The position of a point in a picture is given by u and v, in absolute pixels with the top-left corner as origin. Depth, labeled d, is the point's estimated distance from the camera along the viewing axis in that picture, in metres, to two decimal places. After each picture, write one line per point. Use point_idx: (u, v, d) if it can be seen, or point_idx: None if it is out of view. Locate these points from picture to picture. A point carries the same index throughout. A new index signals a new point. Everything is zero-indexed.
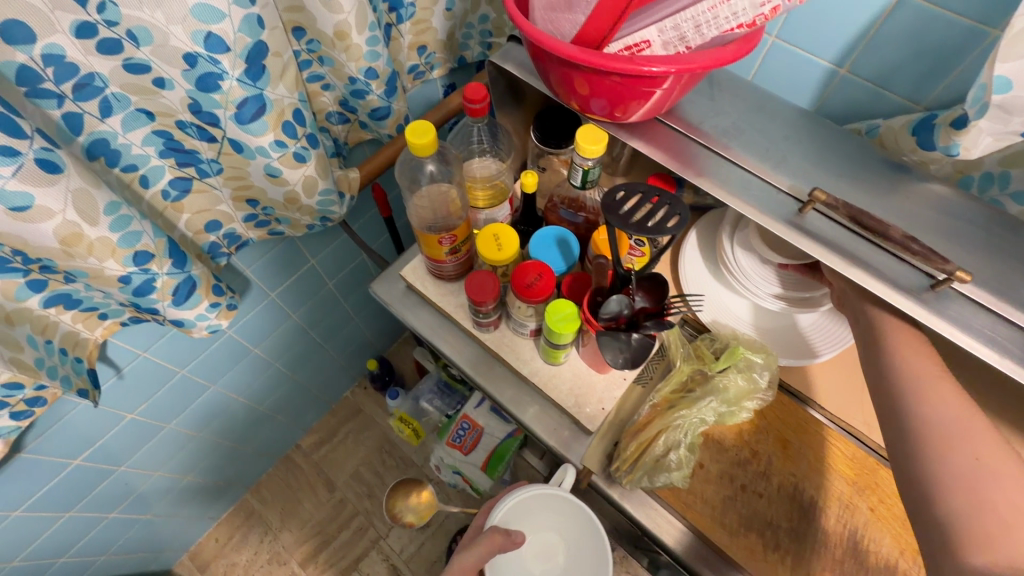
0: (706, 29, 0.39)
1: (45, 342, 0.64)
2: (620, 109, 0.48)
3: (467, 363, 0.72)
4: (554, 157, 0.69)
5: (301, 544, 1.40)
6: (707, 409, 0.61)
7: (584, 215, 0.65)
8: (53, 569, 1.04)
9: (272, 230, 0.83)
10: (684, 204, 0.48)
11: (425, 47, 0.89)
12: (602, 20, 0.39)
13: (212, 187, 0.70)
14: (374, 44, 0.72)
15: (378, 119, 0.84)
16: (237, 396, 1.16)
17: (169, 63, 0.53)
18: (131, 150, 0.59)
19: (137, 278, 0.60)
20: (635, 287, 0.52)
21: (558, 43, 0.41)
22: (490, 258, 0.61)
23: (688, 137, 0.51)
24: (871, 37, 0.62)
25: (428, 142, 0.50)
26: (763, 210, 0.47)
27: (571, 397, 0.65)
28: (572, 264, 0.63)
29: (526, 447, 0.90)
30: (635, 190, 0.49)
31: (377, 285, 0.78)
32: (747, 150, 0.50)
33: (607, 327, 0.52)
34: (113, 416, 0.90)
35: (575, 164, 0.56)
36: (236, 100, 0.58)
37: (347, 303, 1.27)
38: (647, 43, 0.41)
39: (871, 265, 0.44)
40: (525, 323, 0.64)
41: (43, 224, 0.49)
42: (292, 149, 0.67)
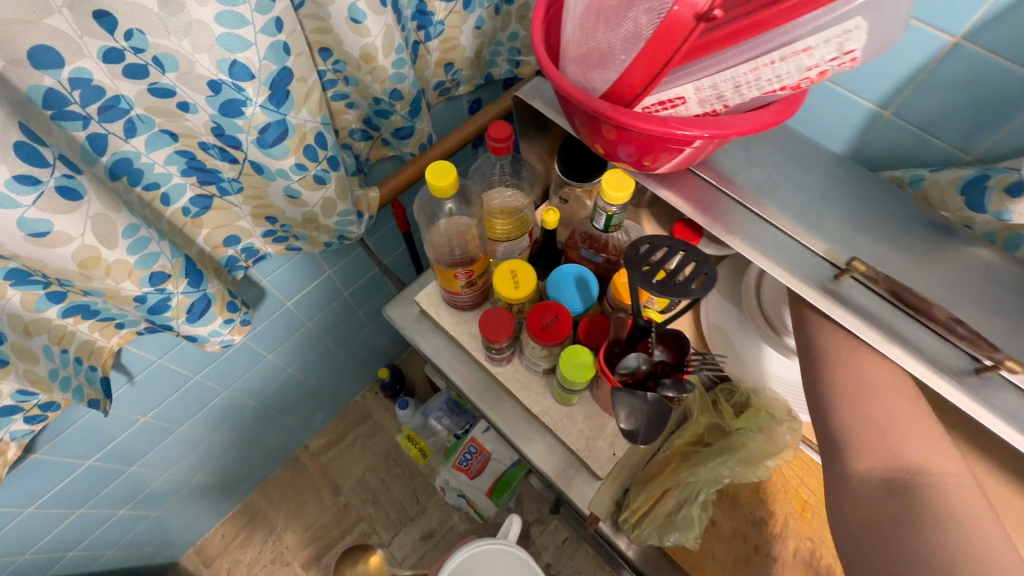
0: (747, 89, 0.37)
1: (61, 351, 0.64)
2: (649, 157, 0.46)
3: (477, 394, 0.71)
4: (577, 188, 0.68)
5: (305, 546, 1.41)
6: (723, 468, 0.57)
7: (605, 256, 0.63)
8: (63, 561, 1.06)
9: (290, 245, 0.83)
10: (712, 261, 0.45)
11: (451, 64, 0.88)
12: (636, 79, 0.37)
13: (233, 205, 0.70)
14: (400, 66, 0.71)
15: (401, 137, 0.84)
16: (248, 399, 1.16)
17: (194, 89, 0.53)
18: (154, 169, 0.59)
19: (152, 298, 0.60)
20: (655, 341, 0.50)
21: (589, 100, 0.39)
22: (506, 295, 0.60)
23: (719, 190, 0.49)
24: (919, 82, 0.58)
25: (450, 185, 0.49)
26: (796, 274, 0.44)
27: (581, 440, 0.64)
28: (590, 305, 0.61)
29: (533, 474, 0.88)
30: (661, 244, 0.47)
31: (390, 308, 0.77)
32: (782, 207, 0.47)
33: (624, 382, 0.50)
34: (127, 418, 0.91)
35: (598, 209, 0.54)
36: (259, 125, 0.58)
37: (361, 312, 1.27)
38: (682, 99, 0.39)
39: (910, 342, 0.41)
40: (539, 362, 0.62)
41: (63, 248, 0.49)
42: (313, 172, 0.66)
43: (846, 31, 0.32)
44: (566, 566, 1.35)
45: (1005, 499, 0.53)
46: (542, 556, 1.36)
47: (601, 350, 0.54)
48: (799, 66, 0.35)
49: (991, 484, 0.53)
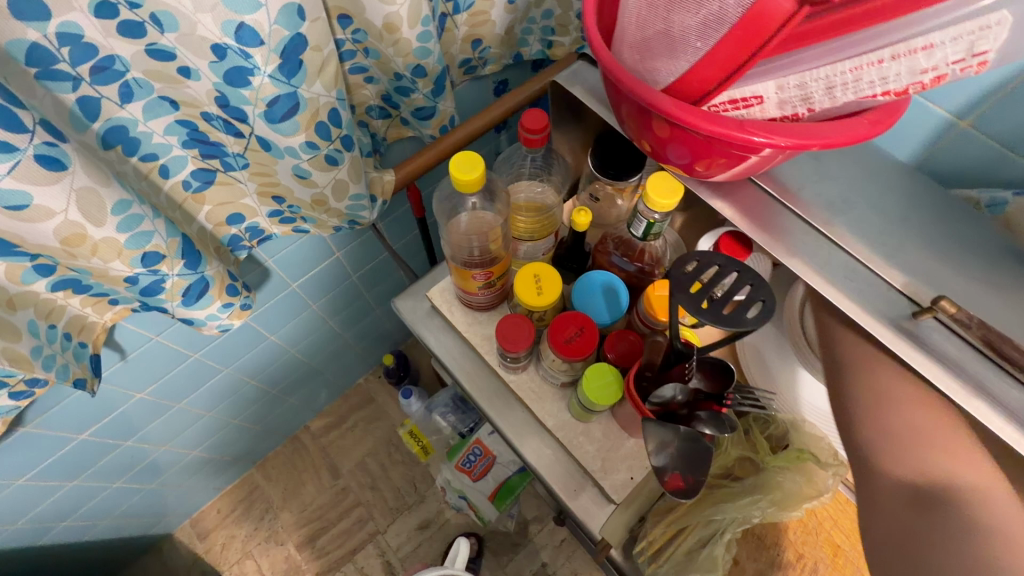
0: (840, 92, 0.31)
1: (49, 328, 0.60)
2: (702, 157, 0.41)
3: (487, 401, 0.66)
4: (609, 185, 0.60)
5: (300, 527, 1.39)
6: (753, 509, 0.53)
7: (639, 264, 0.57)
8: (56, 530, 1.04)
9: (298, 227, 0.78)
10: (770, 287, 0.40)
11: (480, 40, 0.81)
12: (710, 73, 0.31)
13: (237, 180, 0.65)
14: (426, 40, 0.64)
15: (422, 118, 0.78)
16: (249, 378, 1.13)
17: (196, 53, 0.47)
18: (152, 138, 0.54)
19: (144, 279, 0.56)
20: (693, 367, 0.44)
21: (650, 93, 0.34)
22: (528, 303, 0.55)
23: (781, 204, 0.43)
24: (1010, 90, 0.50)
25: (477, 180, 0.43)
26: (865, 308, 0.39)
27: (597, 460, 0.59)
28: (618, 318, 0.56)
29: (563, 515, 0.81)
30: (710, 262, 0.42)
31: (399, 300, 0.72)
32: (854, 231, 0.41)
33: (655, 414, 0.46)
34: (122, 394, 0.88)
35: (638, 214, 0.48)
36: (267, 97, 0.53)
37: (369, 296, 1.22)
38: (759, 98, 0.33)
39: (1000, 399, 0.35)
40: (558, 375, 0.57)
41: (45, 224, 0.45)
42: (323, 151, 0.61)
43: (982, 28, 0.26)
44: (562, 566, 1.32)
45: None
46: (539, 556, 1.33)
47: (629, 374, 0.49)
48: (913, 67, 0.28)
49: None
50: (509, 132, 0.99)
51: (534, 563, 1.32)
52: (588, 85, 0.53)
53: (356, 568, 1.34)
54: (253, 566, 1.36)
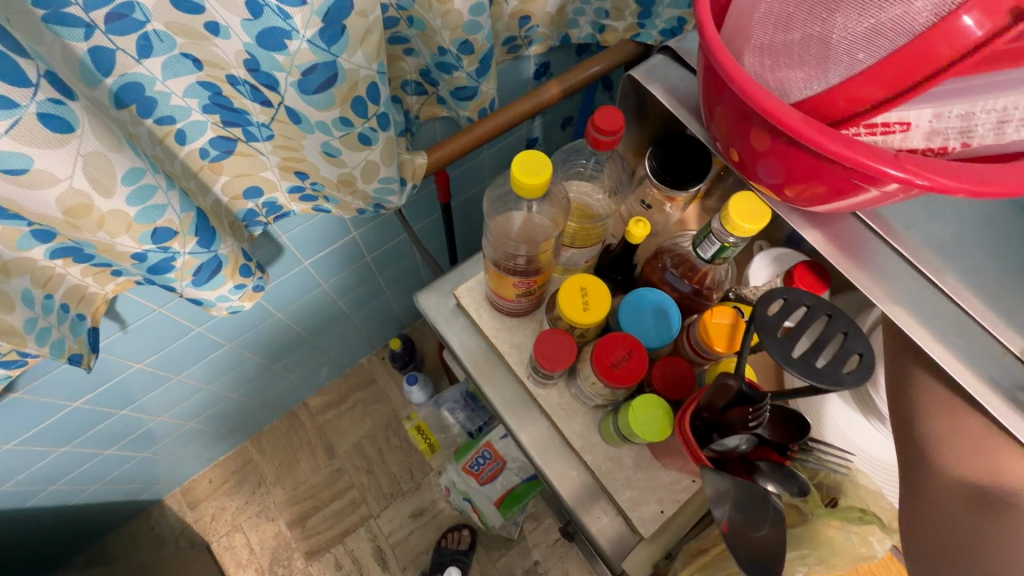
0: (1012, 130, 0.27)
1: (45, 297, 0.55)
2: (804, 184, 0.36)
3: (509, 412, 0.62)
4: (655, 190, 0.55)
5: (291, 505, 1.37)
6: (799, 565, 0.48)
7: (695, 285, 0.52)
8: (44, 494, 1.01)
9: (318, 206, 0.72)
10: (867, 337, 0.35)
11: (529, 17, 0.74)
12: (866, 91, 0.28)
13: (259, 152, 0.59)
14: (477, 14, 0.58)
15: (461, 99, 0.71)
16: (251, 354, 1.08)
17: (229, 8, 0.42)
18: (170, 100, 0.48)
19: (153, 257, 0.51)
20: (760, 415, 0.39)
21: (779, 106, 0.29)
22: (572, 318, 0.50)
23: (882, 241, 0.39)
24: None
25: (542, 186, 0.38)
26: (976, 373, 0.34)
27: (627, 490, 0.55)
28: (667, 342, 0.51)
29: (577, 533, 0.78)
30: (798, 302, 0.37)
31: (422, 295, 0.67)
32: (968, 282, 0.36)
33: (712, 460, 0.41)
34: (120, 364, 0.83)
35: (711, 236, 0.43)
36: (303, 65, 0.47)
37: (381, 277, 1.17)
38: (907, 126, 0.29)
39: None
40: (595, 395, 0.53)
41: (46, 191, 0.40)
42: (358, 129, 0.55)
43: None
44: (554, 566, 1.30)
45: None
46: (531, 554, 1.31)
47: (682, 410, 0.44)
48: None
49: None
50: (545, 119, 0.92)
51: (526, 561, 1.30)
52: (668, 83, 0.47)
53: (346, 550, 1.32)
54: (242, 540, 1.34)
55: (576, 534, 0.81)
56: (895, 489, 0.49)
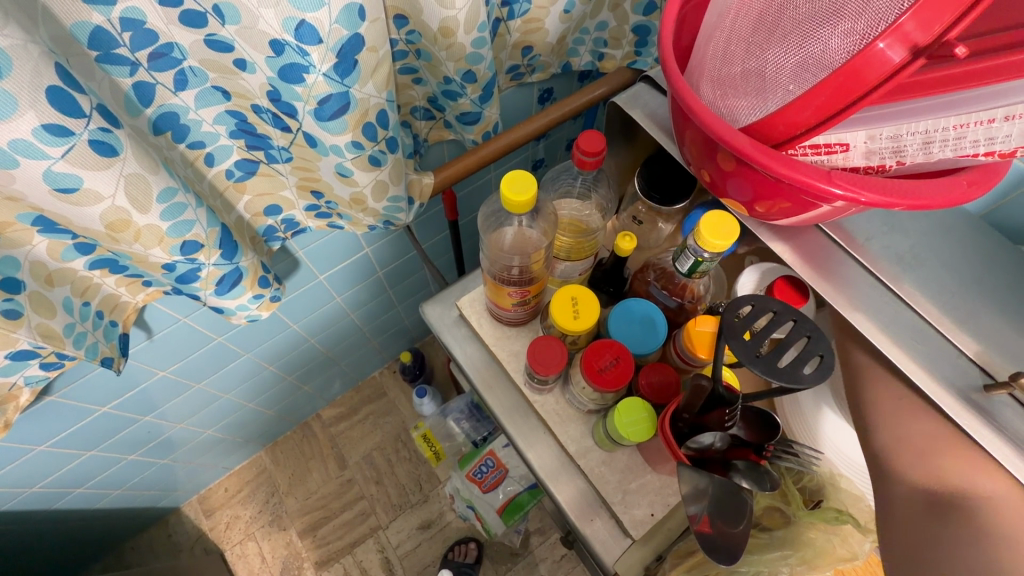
0: (938, 148, 0.31)
1: (82, 305, 0.61)
2: (765, 201, 0.39)
3: (506, 417, 0.64)
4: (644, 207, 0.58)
5: (303, 514, 1.40)
6: (781, 565, 0.49)
7: (679, 299, 0.55)
8: (70, 497, 1.06)
9: (333, 223, 0.77)
10: (830, 340, 0.38)
11: (530, 47, 0.79)
12: (800, 116, 0.31)
13: (279, 173, 0.64)
14: (479, 46, 0.63)
15: (466, 123, 0.77)
16: (268, 364, 1.13)
17: (254, 47, 0.47)
18: (201, 126, 0.54)
19: (181, 267, 0.56)
20: (734, 415, 0.42)
21: (729, 132, 0.33)
22: (564, 326, 0.53)
23: (846, 253, 0.42)
24: None
25: (528, 201, 0.42)
26: (933, 375, 0.36)
27: (618, 492, 0.57)
28: (654, 350, 0.53)
29: (576, 541, 0.80)
30: (766, 308, 0.40)
31: (427, 306, 0.71)
32: (925, 291, 0.39)
33: (691, 457, 0.44)
34: (146, 371, 0.89)
35: (687, 251, 0.46)
36: (319, 96, 0.52)
37: (392, 292, 1.22)
38: (845, 146, 0.33)
39: None
40: (586, 401, 0.56)
41: (92, 208, 0.45)
42: (368, 152, 0.60)
43: None
44: None
45: None
46: (537, 569, 1.31)
47: (664, 412, 0.46)
48: None
49: None
50: (549, 142, 0.97)
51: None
52: (648, 107, 0.52)
53: (355, 560, 1.34)
54: (255, 548, 1.37)
55: (576, 543, 0.82)
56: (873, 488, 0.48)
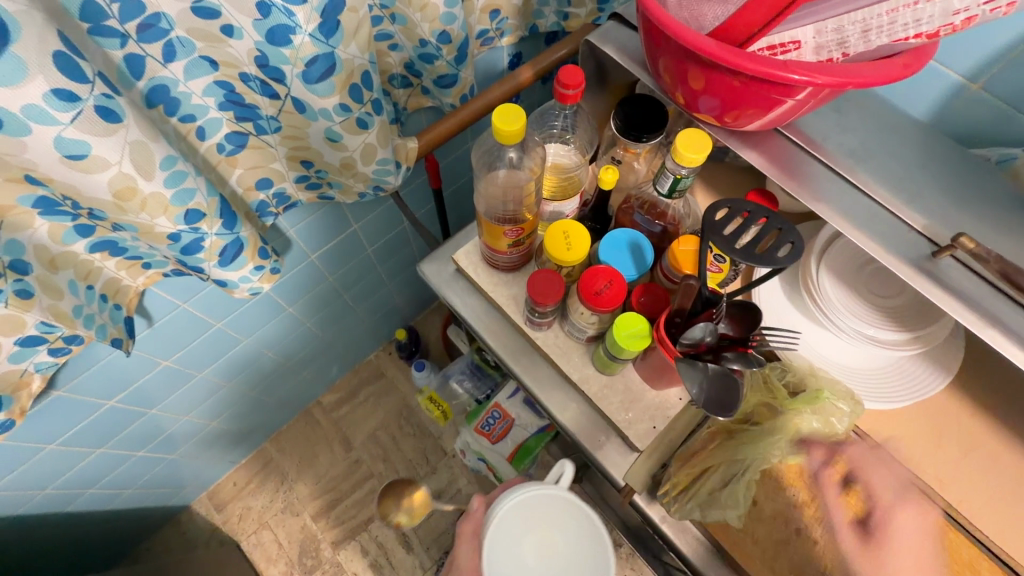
0: (876, 36, 0.35)
1: (87, 288, 0.62)
2: (733, 114, 0.44)
3: (511, 358, 0.68)
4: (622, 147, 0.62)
5: (315, 498, 1.42)
6: (774, 449, 0.55)
7: (662, 224, 0.59)
8: (82, 499, 1.07)
9: (322, 194, 0.80)
10: (797, 229, 0.43)
11: (498, 11, 0.82)
12: (756, 16, 0.36)
13: (268, 144, 0.66)
14: (451, 6, 0.66)
15: (443, 86, 0.79)
16: (267, 350, 1.15)
17: (241, 11, 0.49)
18: (191, 99, 0.55)
19: (186, 237, 0.58)
20: (721, 312, 0.48)
21: (697, 38, 0.37)
22: (558, 257, 0.57)
23: (807, 153, 0.46)
24: (1017, 53, 0.55)
25: (518, 131, 0.45)
26: (888, 249, 0.42)
27: (622, 411, 0.61)
28: (644, 272, 0.58)
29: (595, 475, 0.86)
30: (740, 209, 0.44)
31: (424, 264, 0.74)
32: (876, 179, 0.44)
33: (685, 353, 0.48)
34: (149, 361, 0.90)
35: (666, 171, 0.50)
36: (306, 58, 0.54)
37: (382, 270, 1.24)
38: (797, 43, 0.37)
39: (1006, 324, 0.38)
40: (584, 329, 0.60)
41: (99, 175, 0.46)
42: (356, 115, 0.62)
43: None
44: None
45: None
46: None
47: (659, 319, 0.51)
48: (945, 8, 0.32)
49: None
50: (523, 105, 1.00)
51: None
52: (620, 44, 0.56)
53: (371, 536, 1.38)
54: (271, 536, 1.39)
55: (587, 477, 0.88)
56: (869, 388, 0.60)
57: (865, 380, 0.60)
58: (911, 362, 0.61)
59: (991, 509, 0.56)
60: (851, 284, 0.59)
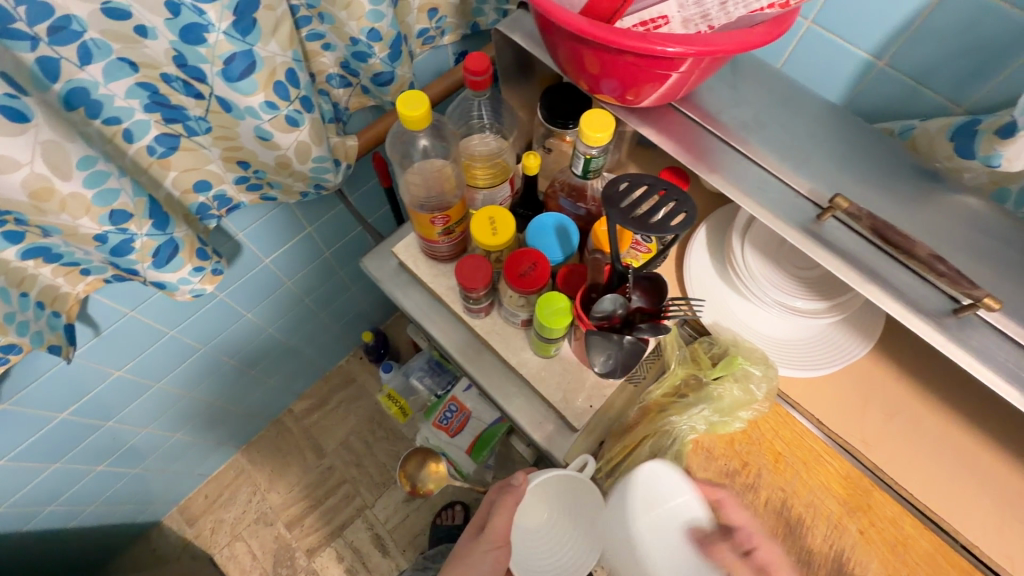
0: (733, 7, 0.38)
1: (21, 295, 0.62)
2: (633, 92, 0.46)
3: (453, 346, 0.69)
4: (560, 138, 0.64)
5: (289, 507, 1.41)
6: (698, 418, 0.58)
7: (586, 207, 0.61)
8: (42, 516, 1.05)
9: (265, 194, 0.81)
10: (692, 201, 0.45)
11: (436, 10, 0.83)
12: None
13: (201, 146, 0.66)
14: (378, 4, 0.67)
15: (381, 84, 0.81)
16: (228, 357, 1.14)
17: (152, 10, 0.50)
18: (114, 102, 0.55)
19: (113, 238, 0.59)
20: (633, 286, 0.49)
21: (571, 17, 0.39)
22: (484, 242, 0.58)
23: (703, 127, 0.48)
24: (913, 31, 0.56)
25: (423, 115, 0.49)
26: (777, 214, 0.44)
27: (559, 392, 0.63)
28: (570, 255, 0.59)
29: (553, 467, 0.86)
30: (641, 182, 0.46)
31: (367, 260, 0.75)
32: (766, 149, 0.47)
33: (599, 327, 0.50)
34: (100, 371, 0.89)
35: (577, 152, 0.52)
36: (224, 55, 0.55)
37: (344, 273, 1.24)
38: (665, 18, 0.40)
39: (885, 281, 0.41)
40: (517, 313, 0.61)
41: (12, 175, 0.48)
42: (284, 112, 0.63)
43: None
44: None
45: (995, 469, 0.56)
46: None
47: (579, 295, 0.53)
48: None
49: (972, 448, 0.57)
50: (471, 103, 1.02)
51: None
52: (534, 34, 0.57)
53: (346, 542, 1.37)
54: (244, 547, 1.38)
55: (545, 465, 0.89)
56: (792, 360, 0.61)
57: (789, 352, 0.61)
58: (837, 329, 0.62)
59: (916, 469, 0.56)
60: (771, 258, 0.60)
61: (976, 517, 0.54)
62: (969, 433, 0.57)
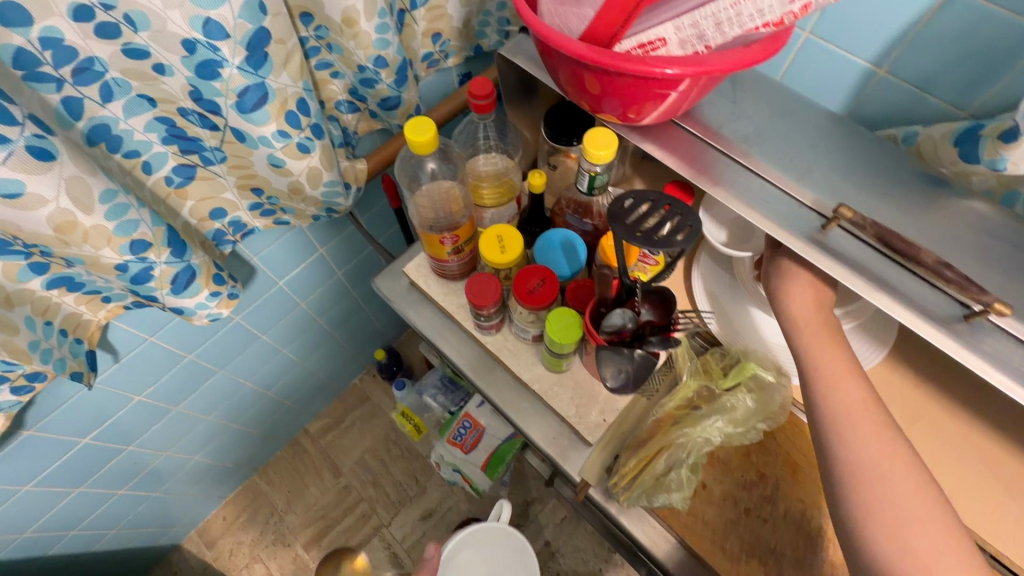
0: (729, 28, 0.37)
1: (45, 324, 0.64)
2: (634, 109, 0.46)
3: (466, 364, 0.69)
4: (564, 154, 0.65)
5: (306, 527, 1.41)
6: (714, 429, 0.57)
7: (592, 223, 0.61)
8: (65, 540, 1.07)
9: (278, 219, 0.82)
10: (696, 214, 0.45)
11: (439, 34, 0.85)
12: (613, 15, 0.39)
13: (217, 175, 0.69)
14: (384, 32, 0.69)
15: (389, 109, 0.83)
16: (245, 379, 1.16)
17: (168, 49, 0.52)
18: (133, 136, 0.58)
19: (133, 267, 0.60)
20: (641, 300, 0.50)
21: (569, 43, 0.40)
22: (492, 260, 0.59)
23: (705, 142, 0.49)
24: (912, 38, 0.57)
25: (430, 142, 0.49)
26: (782, 226, 0.44)
27: (572, 406, 0.63)
28: (577, 270, 0.60)
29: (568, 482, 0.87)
30: (644, 198, 0.46)
31: (379, 280, 0.76)
32: (769, 162, 0.47)
33: (610, 342, 0.51)
34: (121, 396, 0.91)
35: (581, 170, 0.52)
36: (237, 89, 0.57)
37: (356, 293, 1.26)
38: (662, 40, 0.39)
39: (896, 289, 0.41)
40: (527, 329, 0.62)
41: (38, 212, 0.50)
42: (295, 140, 0.65)
43: None
44: (565, 544, 1.34)
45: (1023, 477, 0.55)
46: (542, 534, 1.35)
47: (587, 311, 0.54)
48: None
49: (996, 455, 0.56)
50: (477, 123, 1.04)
51: (537, 541, 1.35)
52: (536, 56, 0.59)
53: None
54: (263, 569, 1.38)
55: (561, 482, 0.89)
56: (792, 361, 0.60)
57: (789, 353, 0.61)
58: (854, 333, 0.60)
59: (945, 477, 0.55)
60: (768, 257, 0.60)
61: (1003, 523, 0.53)
62: (991, 438, 0.57)
